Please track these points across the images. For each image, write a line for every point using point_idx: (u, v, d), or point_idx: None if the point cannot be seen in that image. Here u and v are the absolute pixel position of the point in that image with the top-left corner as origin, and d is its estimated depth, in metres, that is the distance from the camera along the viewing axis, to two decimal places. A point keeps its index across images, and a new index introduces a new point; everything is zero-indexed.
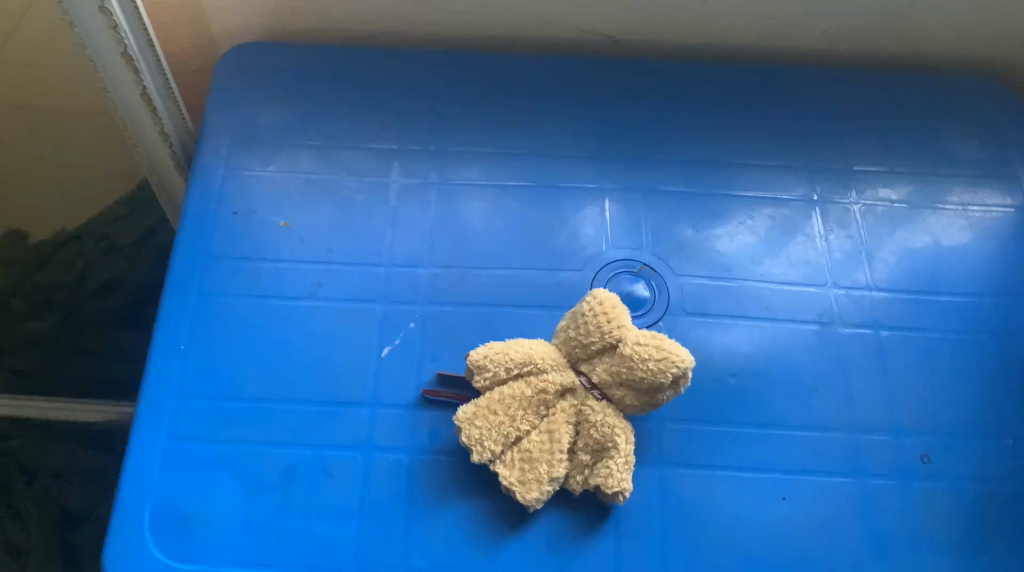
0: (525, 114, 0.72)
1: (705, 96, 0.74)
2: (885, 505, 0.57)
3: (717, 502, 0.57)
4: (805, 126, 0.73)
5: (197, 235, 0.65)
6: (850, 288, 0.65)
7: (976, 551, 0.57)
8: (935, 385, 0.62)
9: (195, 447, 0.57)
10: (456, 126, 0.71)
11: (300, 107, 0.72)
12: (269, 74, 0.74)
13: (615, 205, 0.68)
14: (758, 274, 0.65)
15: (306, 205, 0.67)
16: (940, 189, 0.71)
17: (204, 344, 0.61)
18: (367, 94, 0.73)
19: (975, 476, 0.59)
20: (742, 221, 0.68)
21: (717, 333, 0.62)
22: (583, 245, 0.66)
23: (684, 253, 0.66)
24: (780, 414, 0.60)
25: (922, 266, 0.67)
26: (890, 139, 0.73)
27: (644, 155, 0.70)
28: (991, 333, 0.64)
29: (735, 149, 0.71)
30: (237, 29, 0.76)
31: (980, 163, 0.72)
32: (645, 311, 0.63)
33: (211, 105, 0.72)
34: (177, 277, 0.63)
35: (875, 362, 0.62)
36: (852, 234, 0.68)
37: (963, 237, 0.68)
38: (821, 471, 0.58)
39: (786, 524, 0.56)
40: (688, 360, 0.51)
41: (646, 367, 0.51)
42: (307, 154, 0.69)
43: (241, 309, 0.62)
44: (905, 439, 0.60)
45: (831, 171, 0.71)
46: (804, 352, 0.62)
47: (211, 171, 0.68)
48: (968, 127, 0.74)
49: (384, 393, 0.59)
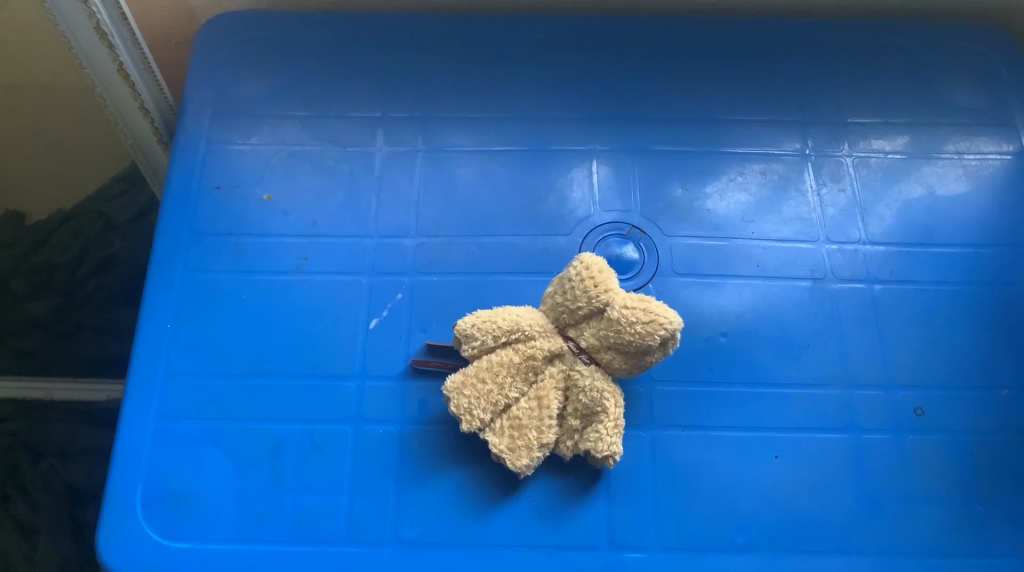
0: (510, 78, 0.71)
1: (691, 53, 0.73)
2: (877, 460, 0.58)
3: (708, 462, 0.57)
4: (795, 79, 0.72)
5: (181, 211, 0.64)
6: (842, 243, 0.65)
7: (970, 501, 0.57)
8: (928, 337, 0.62)
9: (185, 425, 0.57)
10: (441, 92, 0.70)
11: (282, 78, 0.71)
12: (249, 45, 0.73)
13: (605, 166, 0.67)
14: (750, 233, 0.65)
15: (292, 178, 0.66)
16: (934, 139, 0.70)
17: (191, 321, 0.60)
18: (351, 61, 0.72)
19: (970, 427, 0.59)
20: (732, 178, 0.67)
21: (708, 293, 0.62)
22: (572, 209, 0.65)
23: (674, 213, 0.66)
24: (770, 373, 0.60)
25: (916, 217, 0.66)
26: (883, 90, 0.72)
27: (634, 115, 0.70)
28: (987, 283, 0.64)
29: (725, 106, 0.70)
30: None
31: (974, 112, 0.72)
32: (634, 274, 0.63)
33: (192, 77, 0.71)
34: (161, 256, 0.63)
35: (866, 316, 0.62)
36: (845, 188, 0.67)
37: (959, 186, 0.68)
38: (811, 428, 0.58)
39: (777, 481, 0.57)
40: (676, 321, 0.51)
41: (634, 331, 0.51)
42: (293, 123, 0.69)
43: (227, 287, 0.62)
44: (898, 393, 0.60)
45: (823, 124, 0.70)
46: (793, 309, 0.62)
47: (195, 145, 0.67)
48: (962, 75, 0.73)
49: (373, 366, 0.59)
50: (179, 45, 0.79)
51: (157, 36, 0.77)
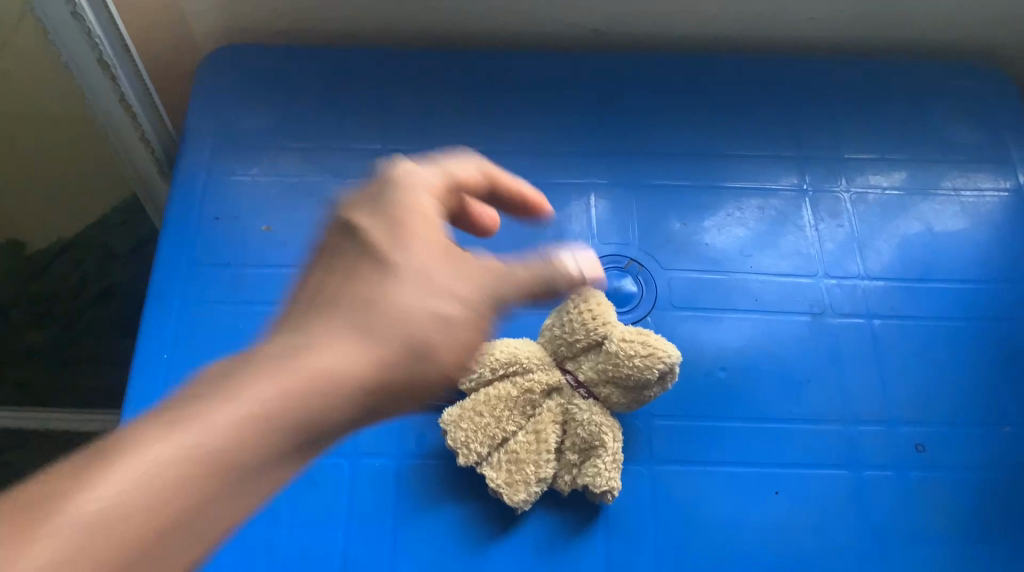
0: (510, 111, 0.72)
1: (691, 88, 0.74)
2: (881, 496, 0.57)
3: (710, 499, 0.57)
4: (793, 115, 0.73)
5: (180, 241, 0.64)
6: (841, 278, 0.65)
7: (974, 540, 0.56)
8: (929, 372, 0.62)
9: None
10: (441, 125, 0.71)
11: (284, 109, 0.71)
12: (251, 77, 0.73)
13: (604, 200, 0.67)
14: (749, 267, 0.65)
15: (290, 211, 0.66)
16: (931, 175, 0.70)
17: (188, 353, 0.60)
18: (352, 95, 0.72)
19: (971, 465, 0.59)
20: (730, 213, 0.68)
21: (707, 327, 0.62)
22: (571, 241, 0.65)
23: (672, 246, 0.66)
24: (771, 408, 0.60)
25: (915, 253, 0.67)
26: (881, 126, 0.73)
27: (634, 148, 0.70)
28: (986, 319, 0.64)
29: (725, 142, 0.71)
30: (220, 31, 0.75)
31: (972, 149, 0.72)
32: (631, 307, 0.63)
33: (194, 107, 0.71)
34: (159, 286, 0.62)
35: (867, 350, 0.62)
36: (843, 223, 0.68)
37: (956, 222, 0.68)
38: (813, 464, 0.58)
39: (780, 518, 0.56)
40: (674, 355, 0.52)
41: (632, 364, 0.52)
42: (294, 155, 0.69)
43: (225, 318, 0.62)
44: (899, 429, 0.59)
45: (820, 160, 0.70)
46: (793, 345, 0.62)
47: (195, 175, 0.68)
48: (959, 112, 0.74)
49: None
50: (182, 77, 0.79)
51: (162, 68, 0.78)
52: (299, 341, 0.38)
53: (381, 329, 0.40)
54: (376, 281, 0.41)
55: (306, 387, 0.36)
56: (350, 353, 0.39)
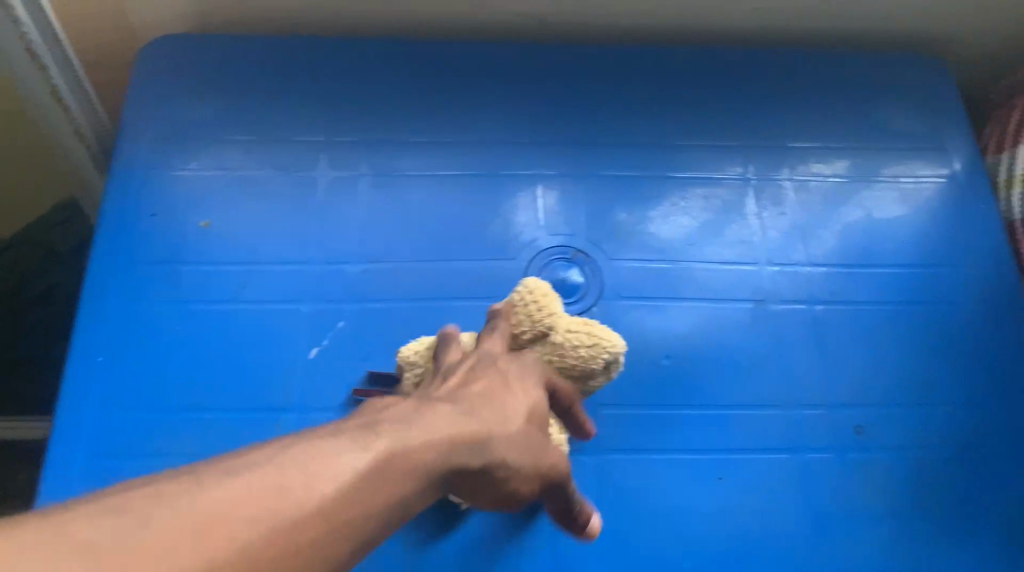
0: (456, 101, 0.71)
1: (636, 77, 0.74)
2: (823, 479, 0.58)
3: (656, 486, 0.57)
4: (737, 105, 0.73)
5: (117, 238, 0.63)
6: (784, 265, 0.66)
7: (911, 518, 0.58)
8: (869, 356, 0.63)
9: (118, 460, 0.56)
10: (386, 117, 0.70)
11: (223, 100, 0.70)
12: (191, 67, 0.71)
13: (551, 191, 0.67)
14: (694, 256, 0.66)
15: (230, 204, 0.65)
16: (872, 163, 0.72)
17: (125, 353, 0.59)
18: (295, 85, 0.71)
19: (909, 446, 0.60)
20: (675, 203, 0.68)
21: (653, 315, 0.63)
22: (518, 232, 0.65)
23: (618, 237, 0.66)
24: (715, 394, 0.60)
25: (856, 240, 0.68)
26: (822, 115, 0.74)
27: (579, 138, 0.70)
28: (924, 303, 0.65)
29: (670, 132, 0.71)
30: (158, 21, 0.74)
31: (910, 136, 0.73)
32: (578, 298, 0.63)
33: (131, 100, 0.69)
34: (95, 284, 0.61)
35: (809, 335, 0.63)
36: (786, 211, 0.68)
37: (895, 209, 0.69)
38: (756, 449, 0.59)
39: (723, 504, 0.57)
40: (619, 345, 0.52)
41: (578, 355, 0.51)
42: (235, 147, 0.68)
43: (164, 316, 0.60)
44: (840, 412, 0.61)
45: (763, 148, 0.71)
46: (737, 332, 0.63)
47: (133, 169, 0.66)
48: (897, 101, 0.75)
49: (312, 398, 0.58)
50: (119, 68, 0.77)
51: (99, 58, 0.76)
52: (426, 420, 0.38)
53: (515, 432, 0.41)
54: (515, 397, 0.43)
55: (436, 460, 0.37)
56: (496, 436, 0.40)
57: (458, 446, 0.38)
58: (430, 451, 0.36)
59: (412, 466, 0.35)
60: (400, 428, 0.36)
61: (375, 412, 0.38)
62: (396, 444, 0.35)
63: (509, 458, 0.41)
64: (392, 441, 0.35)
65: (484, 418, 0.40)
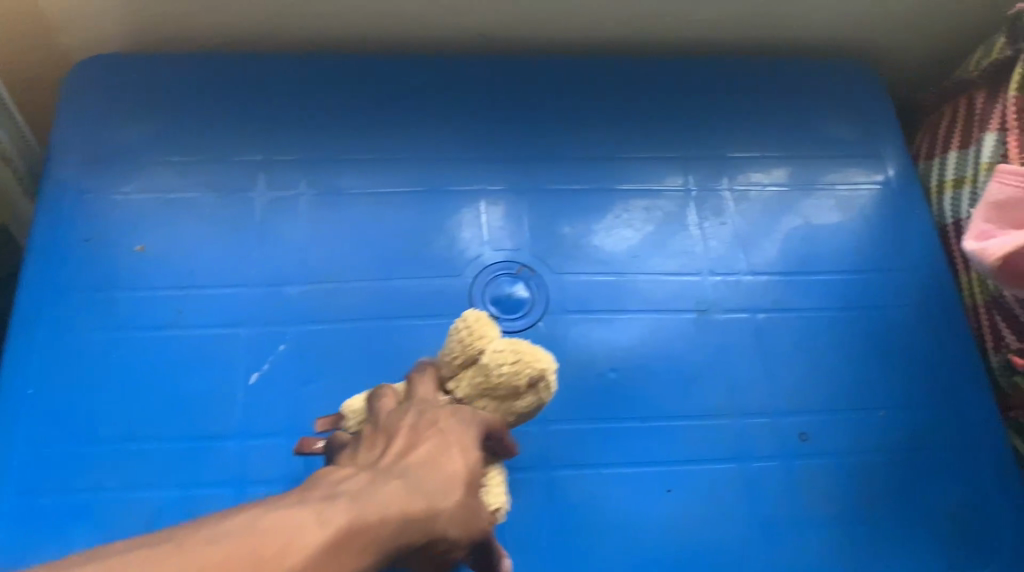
0: (396, 117, 0.71)
1: (576, 90, 0.74)
2: (769, 486, 0.59)
3: (605, 501, 0.57)
4: (676, 115, 0.74)
5: (46, 267, 0.61)
6: (726, 275, 0.67)
7: (856, 522, 0.58)
8: (811, 362, 0.64)
9: (50, 497, 0.54)
10: (325, 134, 0.69)
11: (156, 121, 0.68)
12: (123, 88, 0.70)
13: (493, 207, 0.67)
14: (638, 267, 0.66)
15: (165, 227, 0.63)
16: (809, 171, 0.73)
17: (56, 385, 0.57)
18: (232, 104, 0.70)
19: (853, 450, 0.61)
20: (618, 215, 0.68)
21: (598, 329, 0.63)
22: (462, 248, 0.65)
23: (562, 251, 0.66)
24: (662, 405, 0.61)
25: (796, 247, 0.69)
26: (760, 124, 0.75)
27: (521, 152, 0.70)
28: (862, 308, 0.67)
29: (611, 144, 0.72)
30: (88, 41, 0.72)
31: (844, 144, 0.75)
32: (523, 314, 0.63)
33: (60, 122, 0.68)
34: (24, 314, 0.59)
35: (752, 344, 0.64)
36: (727, 221, 0.69)
37: (833, 215, 0.71)
38: (703, 460, 0.59)
39: (672, 516, 0.57)
40: (548, 362, 0.45)
41: (500, 372, 0.44)
42: (169, 169, 0.66)
43: (97, 346, 0.59)
44: (784, 419, 0.61)
45: (702, 158, 0.72)
46: (681, 343, 0.63)
47: (63, 193, 0.64)
48: (831, 110, 0.77)
49: (253, 424, 0.57)
50: (48, 90, 0.75)
51: (26, 80, 0.74)
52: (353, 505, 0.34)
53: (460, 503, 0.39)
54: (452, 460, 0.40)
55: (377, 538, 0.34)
56: (441, 509, 0.38)
57: (408, 524, 0.36)
58: (382, 529, 0.34)
59: (365, 546, 0.34)
60: (356, 502, 0.34)
61: (329, 485, 0.36)
62: (356, 517, 0.34)
63: (451, 533, 0.39)
64: (349, 516, 0.34)
65: (428, 488, 0.38)
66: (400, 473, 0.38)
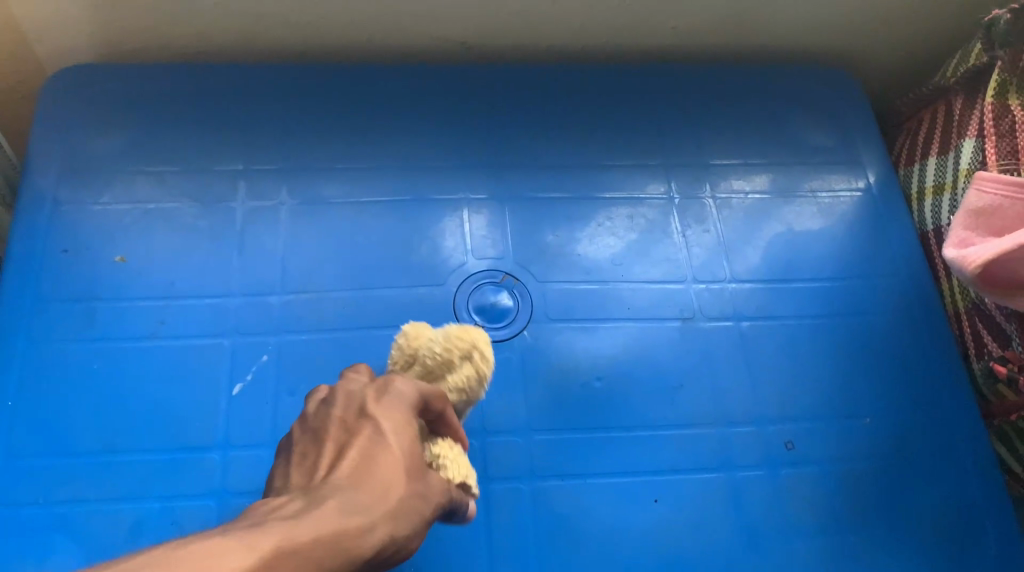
0: (377, 126, 0.70)
1: (558, 98, 0.74)
2: (754, 495, 0.59)
3: (591, 510, 0.57)
4: (658, 123, 0.74)
5: (23, 278, 0.60)
6: (709, 283, 0.67)
7: (841, 529, 0.58)
8: (794, 369, 0.64)
9: (29, 510, 0.53)
10: (306, 142, 0.69)
11: (136, 131, 0.68)
12: (101, 97, 0.69)
13: (476, 215, 0.67)
14: (621, 275, 0.66)
15: (144, 237, 0.63)
16: (791, 179, 0.73)
17: (34, 397, 0.56)
18: (211, 113, 0.69)
19: (837, 457, 0.61)
20: (601, 223, 0.68)
21: (582, 337, 0.63)
22: (445, 257, 0.65)
23: (546, 259, 0.66)
24: (646, 414, 0.61)
25: (779, 254, 0.69)
26: (742, 132, 0.75)
27: (503, 161, 0.70)
28: (845, 315, 0.67)
29: (594, 152, 0.72)
30: (65, 50, 0.71)
31: (825, 152, 0.75)
32: (507, 323, 0.63)
33: (37, 132, 0.67)
34: (1, 326, 0.58)
35: (735, 351, 0.64)
36: (709, 228, 0.69)
37: (815, 222, 0.71)
38: (688, 468, 0.59)
39: (658, 525, 0.57)
40: (476, 334, 0.49)
41: (437, 352, 0.48)
42: (149, 178, 0.65)
43: (75, 357, 0.58)
44: (768, 427, 0.61)
45: (684, 166, 0.72)
46: (665, 351, 0.63)
47: (40, 204, 0.63)
48: (812, 118, 0.77)
49: (235, 435, 0.56)
50: (25, 99, 0.74)
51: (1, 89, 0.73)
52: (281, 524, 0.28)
53: (404, 504, 0.33)
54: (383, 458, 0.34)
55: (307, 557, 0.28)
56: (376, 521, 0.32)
57: (348, 543, 0.30)
58: (317, 551, 0.29)
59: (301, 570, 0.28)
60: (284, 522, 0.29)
61: (257, 514, 0.30)
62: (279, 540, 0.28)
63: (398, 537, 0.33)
64: (278, 538, 0.28)
65: (365, 501, 0.32)
66: (333, 488, 0.32)
